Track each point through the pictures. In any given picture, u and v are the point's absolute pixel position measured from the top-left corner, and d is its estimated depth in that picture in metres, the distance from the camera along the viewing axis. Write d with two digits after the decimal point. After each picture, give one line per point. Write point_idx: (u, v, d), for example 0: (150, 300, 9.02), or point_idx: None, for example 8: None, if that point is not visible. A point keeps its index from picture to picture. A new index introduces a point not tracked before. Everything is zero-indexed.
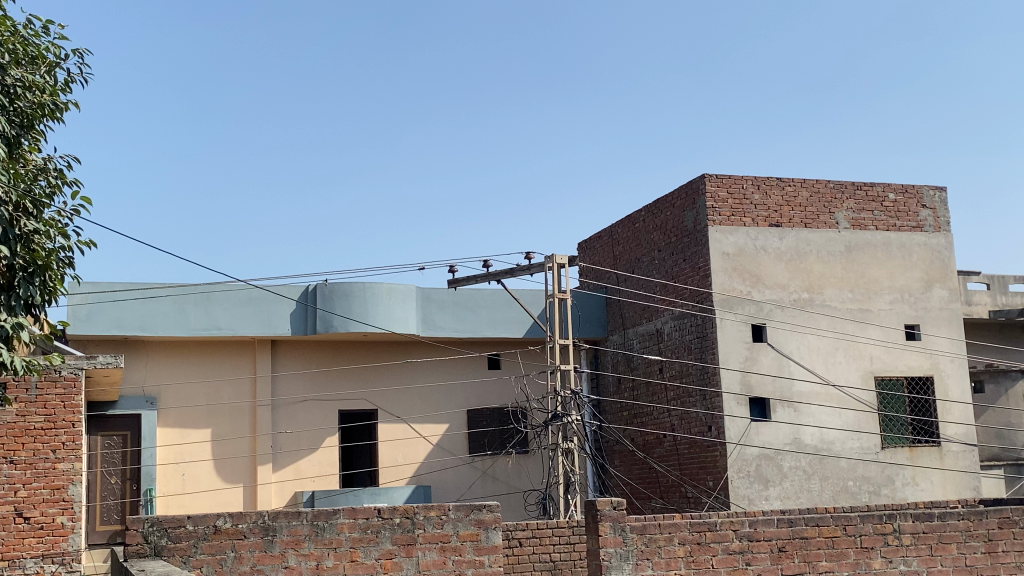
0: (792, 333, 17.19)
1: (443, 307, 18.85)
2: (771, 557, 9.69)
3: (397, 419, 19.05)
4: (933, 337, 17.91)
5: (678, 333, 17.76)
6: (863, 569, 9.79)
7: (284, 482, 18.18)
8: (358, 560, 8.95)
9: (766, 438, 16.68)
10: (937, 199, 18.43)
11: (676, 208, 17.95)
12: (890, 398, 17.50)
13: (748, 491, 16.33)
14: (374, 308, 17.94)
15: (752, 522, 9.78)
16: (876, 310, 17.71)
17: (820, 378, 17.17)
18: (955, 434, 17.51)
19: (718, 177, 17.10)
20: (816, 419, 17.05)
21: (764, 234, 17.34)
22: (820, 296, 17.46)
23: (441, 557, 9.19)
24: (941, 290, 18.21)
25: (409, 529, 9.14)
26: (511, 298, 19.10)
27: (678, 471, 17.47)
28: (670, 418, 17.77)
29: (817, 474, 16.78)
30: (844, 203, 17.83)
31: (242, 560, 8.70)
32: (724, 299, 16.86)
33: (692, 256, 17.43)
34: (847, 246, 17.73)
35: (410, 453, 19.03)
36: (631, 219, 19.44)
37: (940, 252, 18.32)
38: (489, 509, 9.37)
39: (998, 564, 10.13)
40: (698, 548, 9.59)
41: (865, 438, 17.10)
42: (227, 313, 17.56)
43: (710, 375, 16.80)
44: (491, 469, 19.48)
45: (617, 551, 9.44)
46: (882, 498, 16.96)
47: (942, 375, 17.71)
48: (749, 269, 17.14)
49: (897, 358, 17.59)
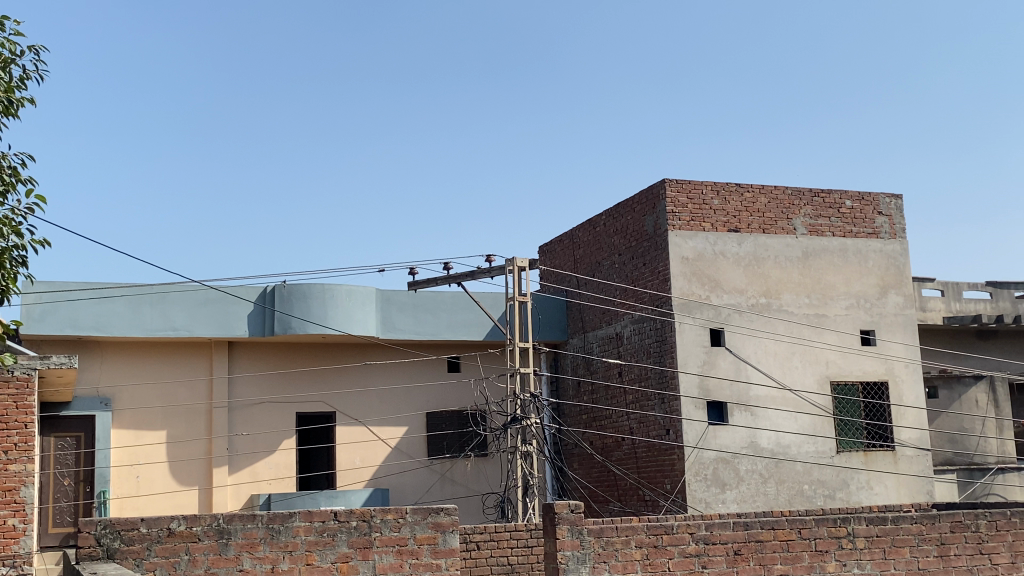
0: (750, 338, 17.33)
1: (402, 309, 18.79)
2: (726, 560, 9.76)
3: (355, 422, 18.96)
4: (887, 342, 18.12)
5: (637, 337, 17.84)
6: (817, 572, 9.87)
7: (239, 485, 18.03)
8: (314, 563, 8.89)
9: (723, 442, 16.77)
10: (893, 206, 18.65)
11: (636, 213, 18.03)
12: (846, 402, 17.67)
13: (705, 494, 16.42)
14: (333, 310, 17.84)
15: (709, 525, 9.83)
16: (833, 315, 17.88)
17: (777, 383, 17.32)
18: (909, 438, 17.72)
19: (677, 183, 17.20)
20: (773, 423, 17.16)
21: (723, 239, 17.45)
22: (778, 301, 17.60)
23: (398, 561, 9.12)
24: (896, 296, 18.42)
25: (366, 533, 9.09)
26: (471, 301, 19.08)
27: (636, 475, 17.55)
28: (628, 421, 17.83)
29: (773, 478, 16.91)
30: (801, 210, 18.00)
31: (197, 563, 8.63)
32: (683, 303, 16.95)
33: (652, 260, 17.51)
34: (805, 251, 17.90)
35: (368, 456, 18.94)
36: (592, 223, 19.50)
37: (896, 259, 18.54)
38: (446, 512, 9.34)
39: (950, 567, 10.24)
40: (655, 551, 9.61)
41: (821, 442, 17.26)
42: (184, 313, 17.41)
43: (669, 379, 16.89)
44: (450, 471, 19.40)
45: (575, 554, 9.46)
46: (837, 502, 17.11)
47: (896, 380, 17.93)
48: (707, 274, 17.24)
49: (852, 363, 17.78)
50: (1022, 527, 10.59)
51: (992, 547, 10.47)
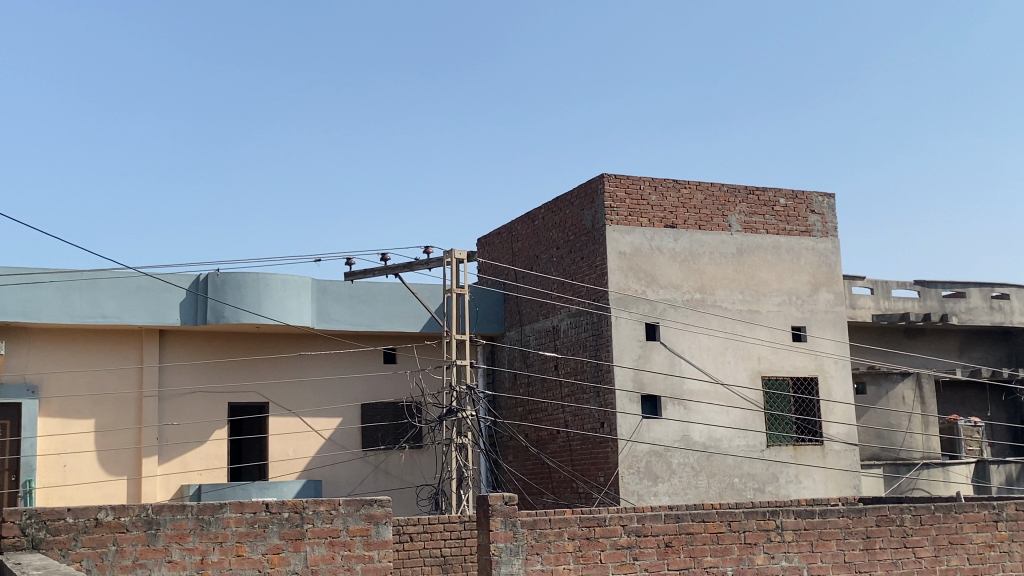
0: (684, 332, 17.52)
1: (339, 299, 18.66)
2: (658, 552, 9.83)
3: (288, 412, 18.77)
4: (818, 338, 18.43)
5: (573, 330, 17.93)
6: (746, 564, 10.04)
7: (170, 476, 17.80)
8: (244, 555, 8.81)
9: (656, 435, 16.94)
10: (825, 205, 18.98)
11: (574, 207, 18.10)
12: (776, 397, 17.95)
13: (638, 487, 16.57)
14: (268, 299, 17.67)
15: (641, 517, 9.90)
16: (765, 311, 18.13)
17: (709, 377, 17.54)
18: (837, 433, 18.05)
19: (616, 177, 17.31)
20: (704, 416, 17.37)
21: (660, 234, 17.60)
22: (711, 297, 17.81)
23: (329, 552, 9.03)
24: (826, 293, 18.74)
25: (298, 524, 9.00)
26: (408, 292, 19.02)
27: (570, 467, 17.66)
28: (563, 414, 17.94)
29: (704, 471, 17.12)
30: (736, 207, 18.23)
31: (124, 553, 8.52)
32: (619, 298, 17.07)
33: (589, 254, 17.61)
34: (739, 248, 18.12)
35: (301, 447, 18.78)
36: (530, 216, 19.54)
37: (827, 257, 18.86)
38: (379, 504, 9.26)
39: (875, 560, 10.44)
40: (587, 543, 9.67)
41: (751, 436, 17.53)
42: (115, 300, 17.10)
43: (604, 372, 17.01)
44: (383, 463, 19.35)
45: (507, 546, 9.60)
46: (766, 495, 17.37)
47: (825, 375, 18.27)
48: (644, 269, 17.38)
49: (783, 358, 18.07)
50: (945, 521, 10.83)
51: (916, 541, 10.67)
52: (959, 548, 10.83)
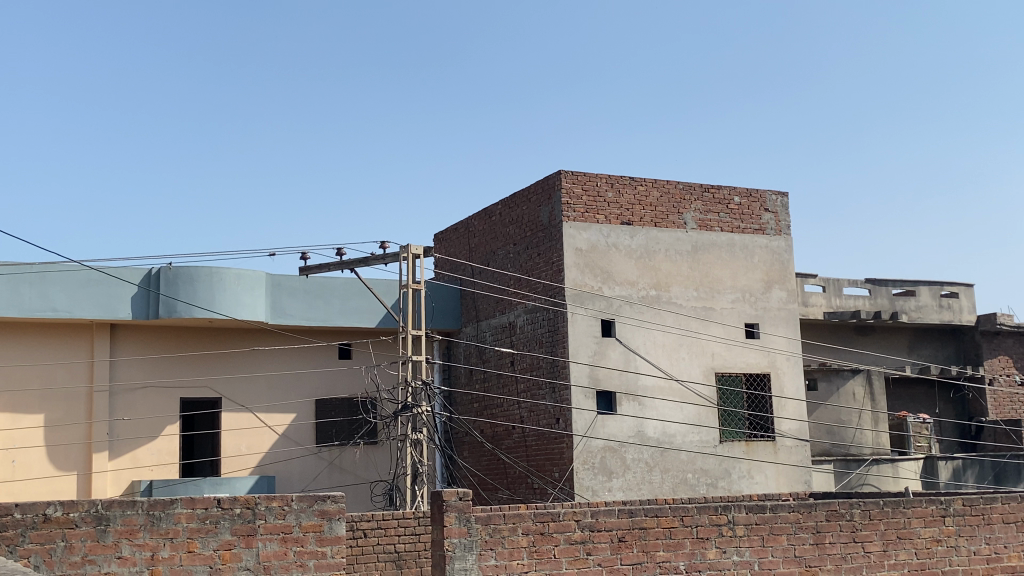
0: (639, 328, 17.62)
1: (293, 294, 18.55)
2: (611, 547, 9.90)
3: (242, 408, 18.67)
4: (770, 335, 18.62)
5: (529, 326, 17.97)
6: (698, 559, 10.12)
7: (120, 471, 17.62)
8: (196, 551, 8.74)
9: (611, 431, 17.03)
10: (778, 204, 19.17)
11: (531, 203, 18.13)
12: (729, 393, 18.13)
13: (592, 482, 16.66)
14: (221, 294, 17.53)
15: (594, 512, 9.96)
16: (719, 308, 18.28)
17: (664, 373, 17.66)
18: (789, 429, 18.25)
19: (573, 174, 17.37)
20: (659, 412, 17.47)
21: (616, 232, 17.68)
22: (667, 293, 17.92)
23: (282, 549, 8.99)
24: (779, 291, 18.93)
25: (249, 520, 8.95)
26: (364, 287, 18.96)
27: (526, 463, 17.71)
28: (519, 410, 17.97)
29: (659, 467, 17.23)
30: (691, 205, 18.36)
31: (74, 549, 8.45)
32: (575, 294, 17.13)
33: (546, 250, 17.65)
34: (694, 245, 18.26)
35: (254, 443, 18.65)
36: (487, 212, 19.55)
37: (780, 255, 19.05)
38: (333, 500, 9.22)
39: (825, 555, 10.59)
40: (541, 539, 9.71)
41: (704, 432, 17.68)
42: (65, 294, 16.88)
43: (560, 368, 17.08)
44: (338, 459, 19.25)
45: (461, 541, 9.51)
46: (719, 490, 17.50)
47: (777, 372, 18.47)
48: (600, 266, 17.45)
49: (736, 355, 18.24)
50: (894, 516, 10.98)
51: (865, 536, 10.83)
52: (907, 542, 10.98)
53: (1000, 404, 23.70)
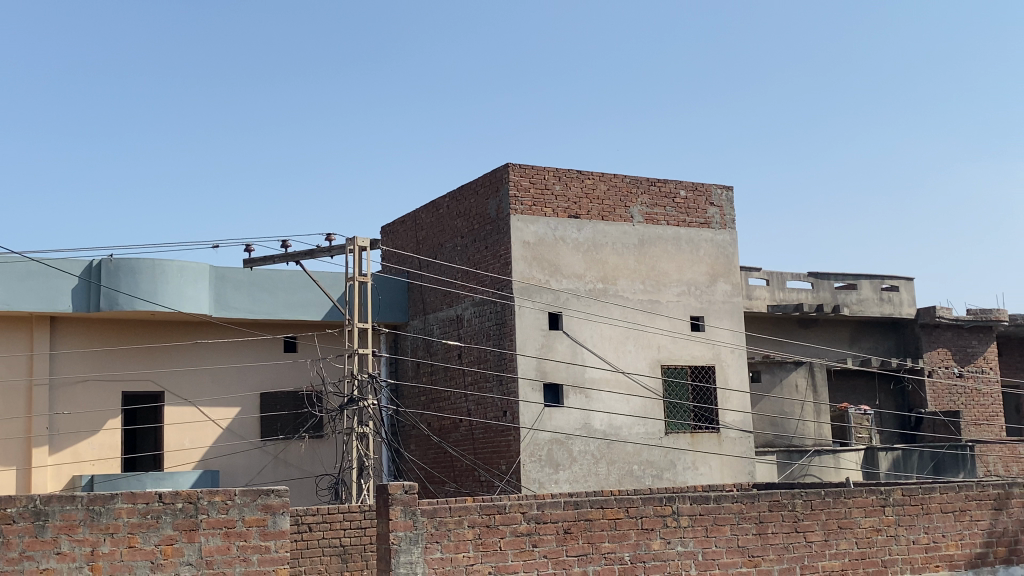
0: (586, 321, 17.69)
1: (237, 287, 18.36)
2: (557, 539, 9.93)
3: (185, 402, 18.41)
4: (715, 328, 18.80)
5: (477, 319, 17.96)
6: (642, 549, 10.22)
7: (61, 465, 17.31)
8: (137, 546, 8.63)
9: (558, 423, 17.10)
10: (724, 198, 19.35)
11: (479, 196, 18.11)
12: (674, 385, 18.27)
13: (539, 474, 16.70)
14: (163, 287, 17.31)
15: (540, 504, 9.97)
16: (665, 302, 18.41)
17: (611, 366, 17.74)
18: (733, 421, 18.46)
19: (521, 167, 17.38)
20: (605, 404, 17.59)
21: (564, 225, 17.74)
22: (613, 287, 18.02)
23: (224, 543, 8.92)
24: (724, 284, 19.11)
25: (192, 515, 8.85)
26: (310, 280, 18.82)
27: (472, 456, 17.72)
28: (466, 403, 17.97)
29: (605, 459, 17.31)
30: (638, 198, 18.46)
31: (11, 545, 8.33)
32: (523, 287, 17.16)
33: (493, 243, 17.66)
34: (640, 239, 18.36)
35: (197, 437, 18.42)
36: (435, 205, 19.50)
37: (726, 249, 19.22)
38: (276, 494, 9.15)
39: (767, 545, 10.72)
40: (487, 531, 9.72)
41: (650, 423, 17.80)
42: (3, 287, 16.55)
43: (507, 361, 17.11)
44: (283, 453, 19.09)
45: (407, 534, 9.56)
46: (664, 482, 17.65)
47: (722, 364, 18.66)
48: (547, 259, 17.50)
49: (682, 348, 18.39)
50: (835, 506, 11.13)
51: (807, 526, 10.97)
52: (848, 532, 11.15)
53: (938, 396, 24.10)
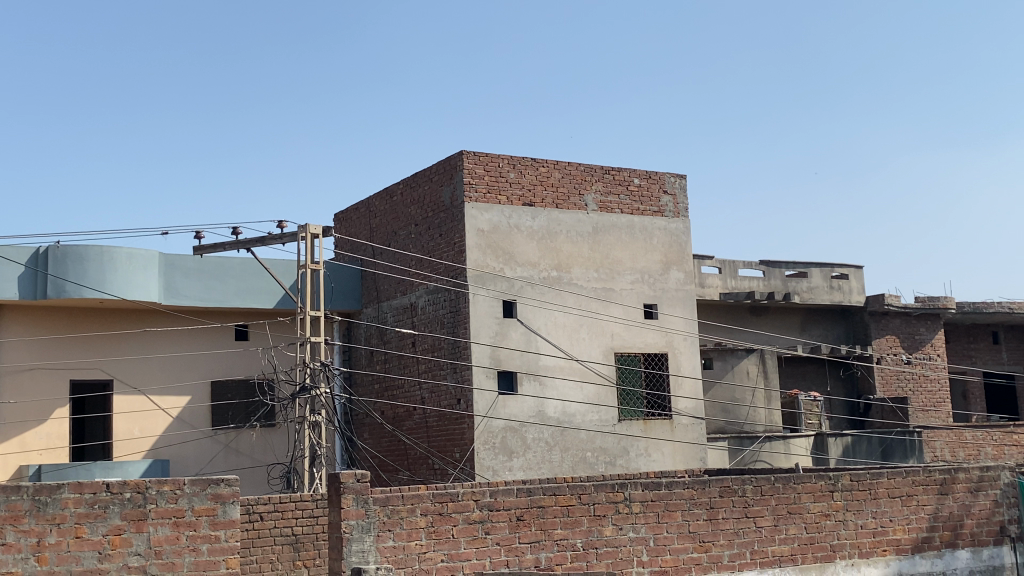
0: (540, 309, 17.72)
1: (187, 275, 18.16)
2: (509, 526, 9.95)
3: (134, 390, 18.19)
4: (668, 316, 18.91)
5: (431, 307, 17.92)
6: (595, 535, 10.27)
7: (7, 455, 17.04)
8: (84, 537, 8.50)
9: (511, 411, 17.11)
10: (677, 186, 19.44)
11: (433, 183, 18.06)
12: (627, 372, 18.35)
13: (493, 462, 16.69)
14: (112, 275, 17.09)
15: (493, 492, 9.98)
16: (618, 289, 18.48)
17: (565, 353, 17.79)
18: (685, 407, 18.60)
19: (475, 154, 17.35)
20: (559, 392, 17.63)
21: (518, 213, 17.73)
22: (568, 274, 18.05)
23: (174, 533, 8.85)
24: (677, 272, 19.21)
25: (140, 505, 8.75)
26: (261, 268, 18.66)
27: (426, 444, 17.69)
28: (421, 391, 17.93)
29: (558, 446, 17.35)
30: (592, 186, 18.49)
31: None
32: (477, 275, 17.14)
33: (447, 231, 17.62)
34: (594, 227, 18.41)
35: (147, 426, 18.24)
36: (389, 192, 19.40)
37: (679, 237, 19.31)
38: (226, 483, 9.09)
39: (718, 530, 10.83)
40: (439, 519, 9.72)
41: (604, 411, 17.86)
42: None
43: (461, 349, 17.10)
44: (234, 442, 18.93)
45: (359, 523, 9.55)
46: (617, 468, 17.73)
47: (675, 352, 18.76)
48: (501, 246, 17.49)
49: (635, 335, 18.47)
50: (784, 492, 11.25)
51: (757, 511, 11.09)
52: (797, 517, 11.28)
53: (887, 382, 24.45)
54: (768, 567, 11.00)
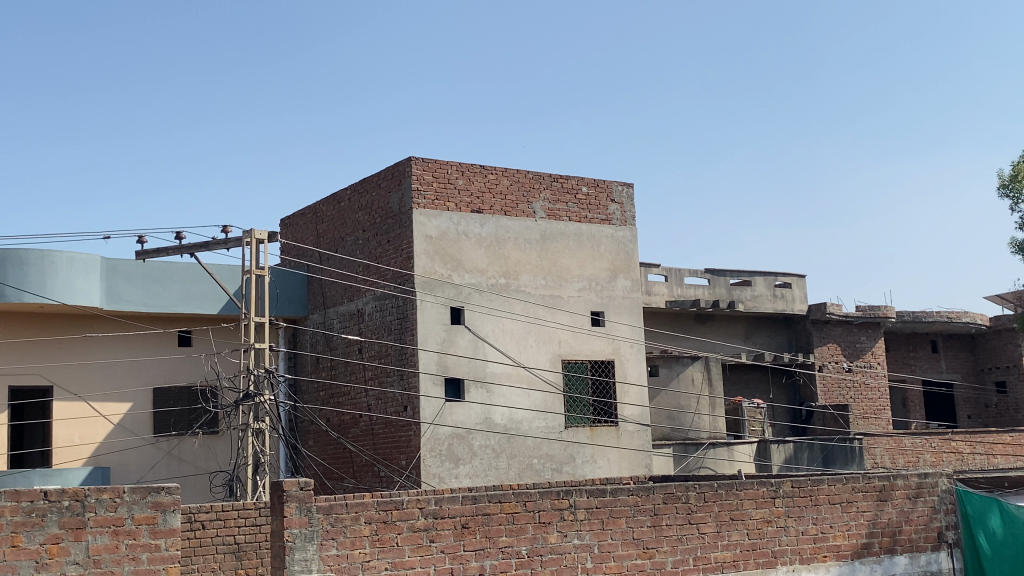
0: (488, 316, 17.73)
1: (129, 280, 17.92)
2: (454, 534, 9.95)
3: (74, 397, 17.93)
4: (614, 323, 19.00)
5: (378, 314, 17.84)
6: (540, 543, 10.28)
7: None
8: (21, 546, 8.33)
9: (458, 418, 17.09)
10: (624, 195, 19.56)
11: (381, 189, 18.00)
12: (574, 379, 18.42)
13: (439, 469, 16.66)
14: (52, 279, 16.81)
15: (438, 500, 9.96)
16: (566, 297, 18.55)
17: (512, 360, 17.81)
18: (632, 414, 18.71)
19: (423, 161, 17.34)
20: (506, 399, 17.61)
21: (466, 219, 17.73)
22: (515, 281, 18.08)
23: (113, 542, 8.71)
24: (624, 280, 19.32)
25: (79, 513, 8.61)
26: (205, 273, 18.47)
27: (372, 452, 17.61)
28: (366, 399, 17.84)
29: (505, 453, 17.35)
30: (540, 194, 18.56)
31: None
32: (424, 281, 17.12)
33: (395, 237, 17.57)
34: (542, 235, 18.47)
35: (88, 433, 17.94)
36: (336, 197, 19.30)
37: (626, 245, 19.43)
38: (167, 491, 8.98)
39: (661, 537, 10.91)
40: (383, 527, 9.66)
41: (550, 418, 17.91)
42: None
43: (408, 356, 17.05)
44: (176, 449, 18.67)
45: (302, 531, 9.41)
46: (563, 475, 17.78)
47: (621, 359, 18.87)
48: (449, 253, 17.47)
49: (583, 342, 18.55)
50: (727, 498, 11.36)
51: (700, 517, 11.18)
52: (739, 524, 11.40)
53: (829, 390, 24.79)
54: (711, 572, 11.10)
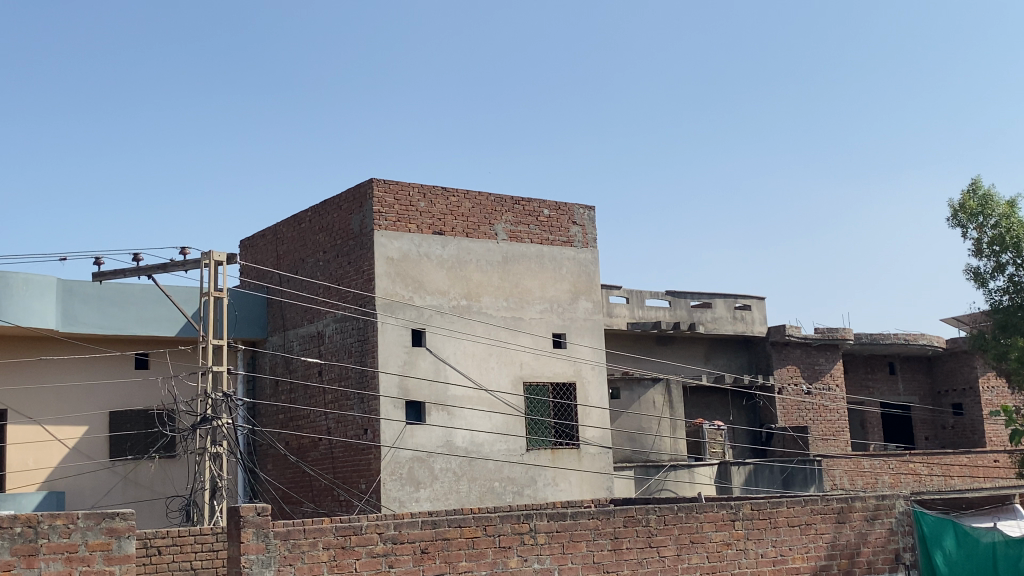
0: (449, 338, 17.67)
1: (85, 301, 17.70)
2: (413, 559, 9.86)
3: (29, 420, 17.66)
4: (576, 345, 19.02)
5: (338, 336, 17.74)
6: (499, 568, 10.22)
7: None
8: None
9: (419, 441, 16.98)
10: (586, 217, 19.64)
11: (342, 211, 17.95)
12: (535, 402, 18.40)
13: (399, 493, 16.54)
14: (6, 301, 16.58)
15: (398, 524, 9.88)
16: (527, 319, 18.54)
17: (473, 383, 17.77)
18: (593, 436, 18.70)
19: (384, 182, 17.31)
20: (467, 422, 17.57)
21: (427, 241, 17.70)
22: (477, 303, 18.05)
23: (66, 568, 8.55)
24: (585, 302, 19.35)
25: (31, 539, 8.44)
26: (163, 295, 18.27)
27: (331, 475, 17.45)
28: (326, 422, 17.71)
29: (466, 476, 17.27)
30: (502, 216, 18.59)
31: None
32: (385, 303, 17.05)
33: (356, 259, 17.50)
34: (504, 257, 18.48)
35: (42, 457, 17.65)
36: (297, 219, 19.21)
37: (587, 267, 19.48)
38: (122, 517, 8.86)
39: (621, 561, 10.88)
40: (342, 553, 9.55)
41: (512, 440, 17.86)
42: None
43: (368, 378, 16.95)
44: (132, 473, 18.38)
45: (259, 557, 9.28)
46: (524, 498, 17.72)
47: (582, 381, 18.88)
48: (411, 275, 17.42)
49: (544, 364, 18.54)
50: (687, 521, 11.38)
51: (659, 541, 11.18)
52: (699, 546, 11.40)
53: (789, 412, 24.94)
54: None
